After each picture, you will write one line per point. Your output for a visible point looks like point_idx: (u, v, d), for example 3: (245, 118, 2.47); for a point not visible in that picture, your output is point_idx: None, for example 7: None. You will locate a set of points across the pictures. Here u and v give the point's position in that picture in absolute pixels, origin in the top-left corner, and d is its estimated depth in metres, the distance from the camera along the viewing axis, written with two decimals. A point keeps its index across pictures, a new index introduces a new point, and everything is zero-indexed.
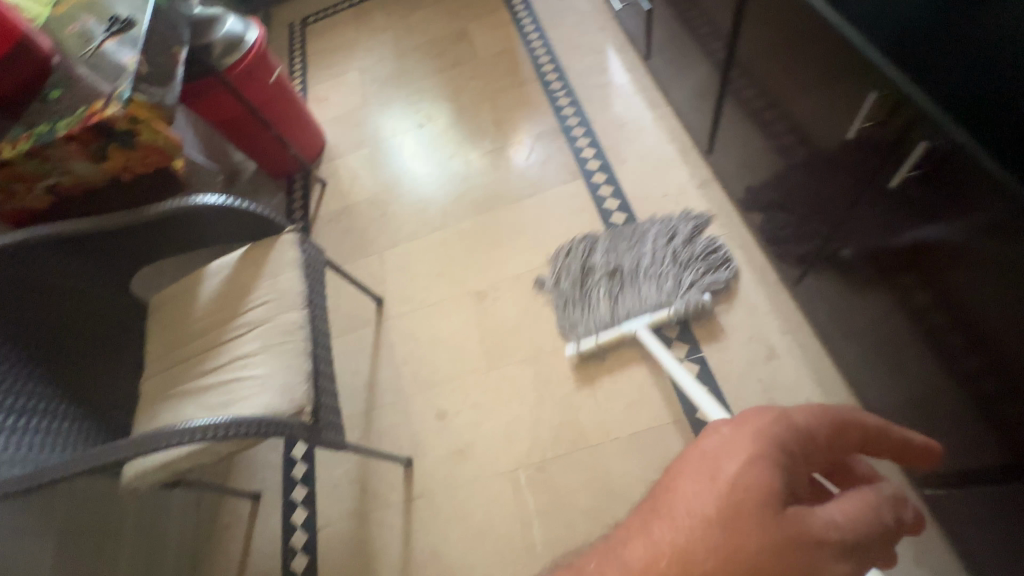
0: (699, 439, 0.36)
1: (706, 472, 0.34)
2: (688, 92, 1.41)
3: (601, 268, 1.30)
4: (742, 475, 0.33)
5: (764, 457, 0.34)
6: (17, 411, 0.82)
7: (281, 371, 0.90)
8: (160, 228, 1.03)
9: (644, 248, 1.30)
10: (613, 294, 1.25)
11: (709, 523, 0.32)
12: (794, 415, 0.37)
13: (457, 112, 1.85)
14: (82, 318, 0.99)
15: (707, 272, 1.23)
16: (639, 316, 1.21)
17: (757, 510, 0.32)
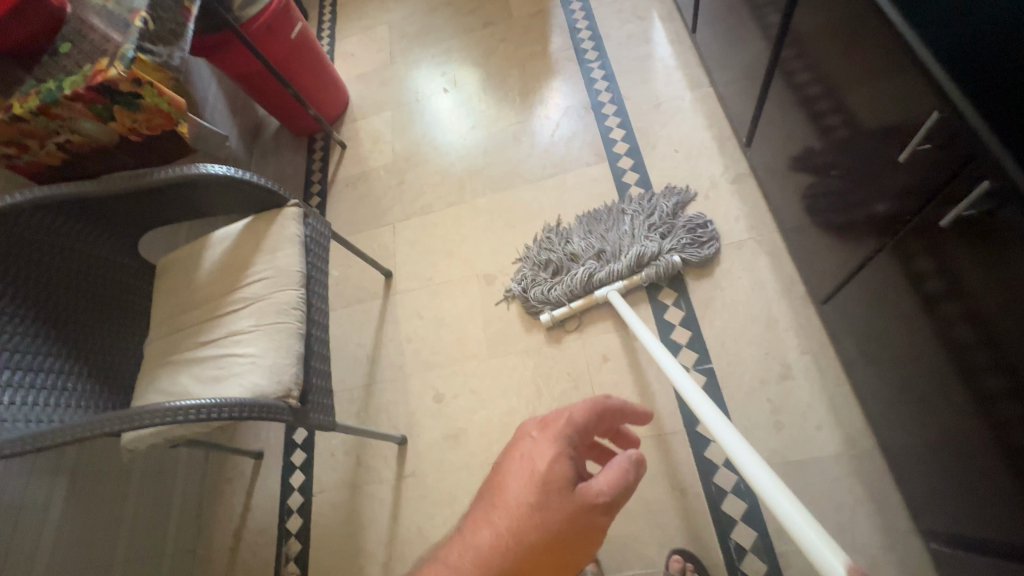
0: (522, 446, 0.62)
1: (526, 469, 0.60)
2: (733, 74, 1.28)
3: (577, 244, 1.28)
4: (544, 469, 0.59)
5: (557, 451, 0.60)
6: (27, 370, 0.85)
7: (272, 351, 0.90)
8: (165, 195, 1.01)
9: (623, 226, 1.26)
10: (590, 265, 1.23)
11: (527, 504, 0.58)
12: (574, 414, 0.62)
13: (484, 77, 1.75)
14: (87, 278, 1.00)
15: (685, 240, 1.21)
16: (613, 282, 1.20)
17: (554, 488, 0.58)
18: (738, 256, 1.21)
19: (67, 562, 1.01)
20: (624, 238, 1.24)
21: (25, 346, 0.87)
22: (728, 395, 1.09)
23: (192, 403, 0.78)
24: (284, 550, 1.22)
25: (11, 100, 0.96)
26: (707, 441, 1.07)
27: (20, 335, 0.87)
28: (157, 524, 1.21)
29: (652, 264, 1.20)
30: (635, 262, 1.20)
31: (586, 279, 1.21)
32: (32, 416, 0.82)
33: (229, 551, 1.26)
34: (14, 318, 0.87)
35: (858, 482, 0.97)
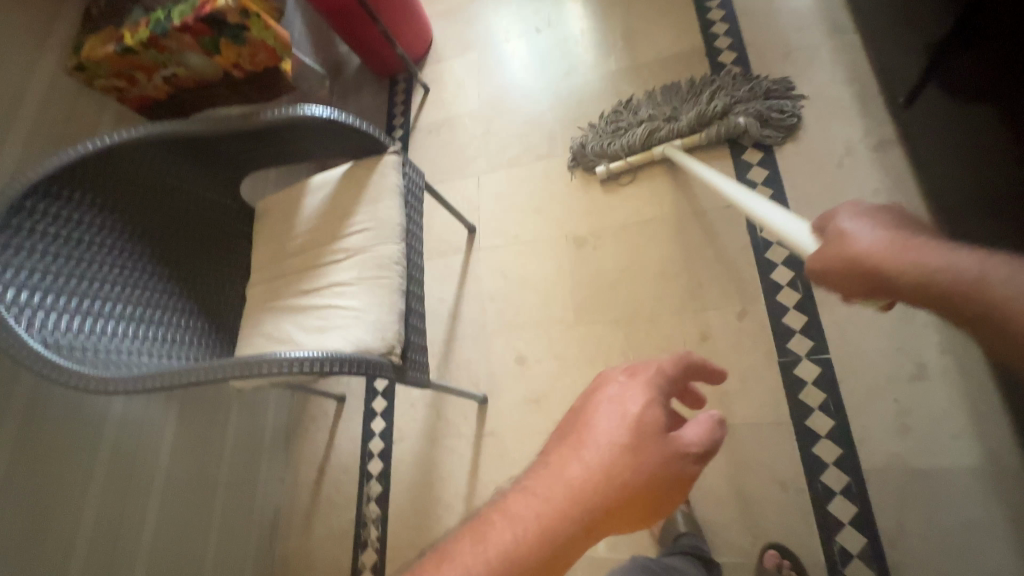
0: (605, 390, 0.46)
1: (614, 414, 0.43)
2: (894, 19, 1.07)
3: (647, 106, 1.32)
4: (639, 412, 0.43)
5: (652, 395, 0.44)
6: (146, 307, 0.89)
7: (375, 307, 0.88)
8: (269, 138, 0.99)
9: (698, 88, 1.29)
10: (654, 122, 1.27)
11: (615, 447, 0.41)
12: (665, 364, 0.47)
13: (581, 15, 1.59)
14: (194, 219, 1.01)
15: (760, 108, 1.20)
16: (672, 136, 1.25)
17: (650, 437, 0.42)
18: None
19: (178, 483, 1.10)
20: (693, 103, 1.25)
21: (140, 283, 0.90)
22: (845, 391, 1.00)
23: (301, 355, 0.78)
24: (366, 490, 1.28)
25: (122, 30, 0.95)
26: (817, 438, 0.99)
27: (136, 273, 0.90)
28: (252, 452, 1.28)
29: (716, 123, 1.22)
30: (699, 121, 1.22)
31: (645, 133, 1.26)
32: (152, 350, 0.86)
33: (314, 485, 1.33)
34: (130, 256, 0.90)
35: (997, 501, 0.87)
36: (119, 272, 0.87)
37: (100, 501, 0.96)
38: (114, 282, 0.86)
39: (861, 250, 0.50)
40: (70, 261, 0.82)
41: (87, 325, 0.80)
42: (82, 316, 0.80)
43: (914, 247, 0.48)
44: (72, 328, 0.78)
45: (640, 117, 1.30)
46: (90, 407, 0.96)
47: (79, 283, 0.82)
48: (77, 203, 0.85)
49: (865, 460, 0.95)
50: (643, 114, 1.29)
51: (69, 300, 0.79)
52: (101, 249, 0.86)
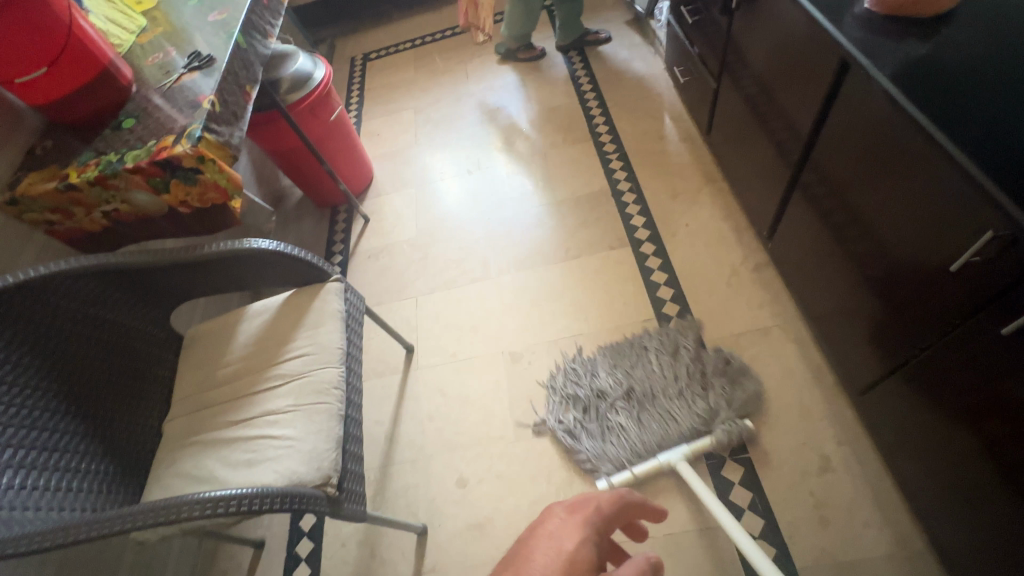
0: (549, 525, 0.57)
1: (553, 549, 0.54)
2: (748, 173, 1.38)
3: (618, 391, 1.21)
4: (575, 550, 0.54)
5: (586, 535, 0.56)
6: (38, 450, 0.79)
7: (312, 434, 0.85)
8: (210, 269, 1.00)
9: (657, 368, 1.23)
10: (639, 427, 1.15)
11: None
12: (600, 504, 0.61)
13: (507, 161, 1.85)
14: (114, 350, 0.96)
15: (738, 395, 1.15)
16: (679, 445, 1.11)
17: (582, 569, 0.52)
18: (765, 343, 1.25)
19: None
20: (668, 396, 1.17)
21: (39, 423, 0.81)
22: (768, 488, 1.07)
23: (228, 492, 0.73)
24: None
25: (68, 169, 0.98)
26: (752, 538, 1.03)
27: (33, 410, 0.81)
28: None
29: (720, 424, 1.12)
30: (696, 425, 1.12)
31: (641, 442, 1.12)
32: (42, 503, 0.75)
33: None
34: (31, 391, 0.82)
35: None
36: (14, 412, 0.79)
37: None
38: (10, 424, 0.77)
39: None
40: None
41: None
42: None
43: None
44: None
45: (621, 417, 1.17)
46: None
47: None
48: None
49: (797, 556, 1.00)
50: (621, 414, 1.18)
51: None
52: (1, 387, 0.78)
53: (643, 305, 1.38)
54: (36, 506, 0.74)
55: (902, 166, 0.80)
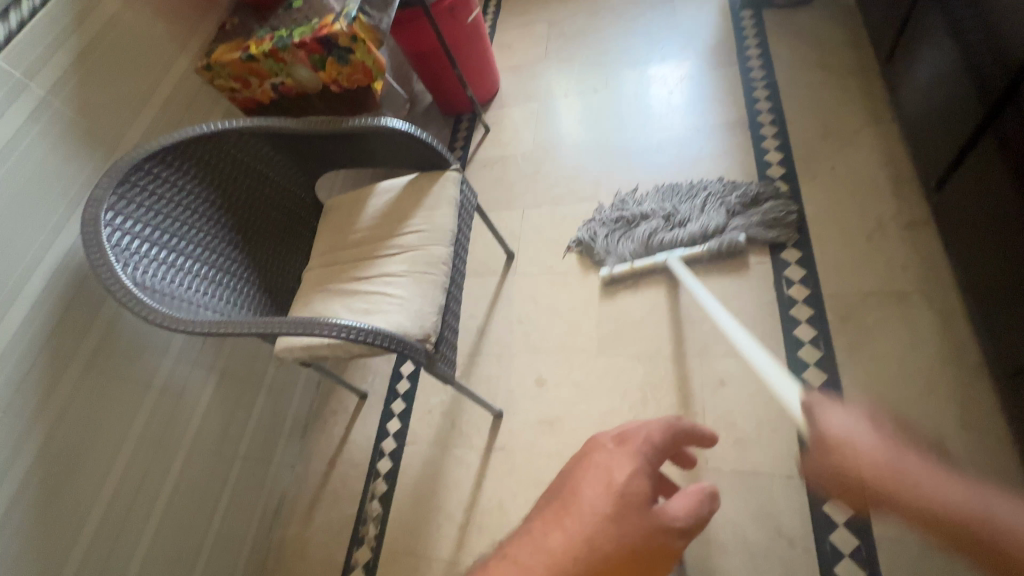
0: (596, 457, 0.58)
1: (602, 479, 0.56)
2: (927, 112, 1.16)
3: (652, 202, 1.41)
4: (627, 482, 0.55)
5: (636, 465, 0.56)
6: (215, 268, 1.00)
7: (418, 298, 0.96)
8: (350, 144, 1.11)
9: (698, 193, 1.36)
10: (655, 227, 1.34)
11: (603, 514, 0.52)
12: (649, 432, 0.61)
13: (636, 83, 1.75)
14: (273, 204, 1.13)
15: (759, 225, 1.26)
16: (674, 244, 1.30)
17: (632, 502, 0.53)
18: (897, 308, 1.11)
19: (203, 446, 1.15)
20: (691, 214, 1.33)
21: (214, 247, 1.01)
22: None
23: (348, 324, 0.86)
24: (370, 487, 1.30)
25: (249, 42, 1.13)
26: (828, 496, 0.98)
27: (214, 238, 1.02)
28: (273, 430, 1.34)
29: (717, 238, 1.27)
30: (702, 234, 1.28)
31: (648, 242, 1.32)
32: (216, 306, 0.96)
33: (322, 475, 1.36)
34: (213, 223, 1.03)
35: None
36: (199, 235, 1.00)
37: (132, 455, 1.01)
38: (194, 242, 0.98)
39: (857, 448, 0.55)
40: (160, 218, 0.95)
41: (163, 272, 0.91)
42: (161, 265, 0.92)
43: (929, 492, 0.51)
44: (151, 272, 0.89)
45: (643, 220, 1.37)
46: (142, 365, 1.04)
47: (163, 236, 0.94)
48: (181, 172, 0.98)
49: (878, 526, 0.94)
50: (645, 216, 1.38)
51: (152, 249, 0.92)
52: (189, 214, 0.99)
53: (758, 247, 1.28)
54: (211, 308, 0.95)
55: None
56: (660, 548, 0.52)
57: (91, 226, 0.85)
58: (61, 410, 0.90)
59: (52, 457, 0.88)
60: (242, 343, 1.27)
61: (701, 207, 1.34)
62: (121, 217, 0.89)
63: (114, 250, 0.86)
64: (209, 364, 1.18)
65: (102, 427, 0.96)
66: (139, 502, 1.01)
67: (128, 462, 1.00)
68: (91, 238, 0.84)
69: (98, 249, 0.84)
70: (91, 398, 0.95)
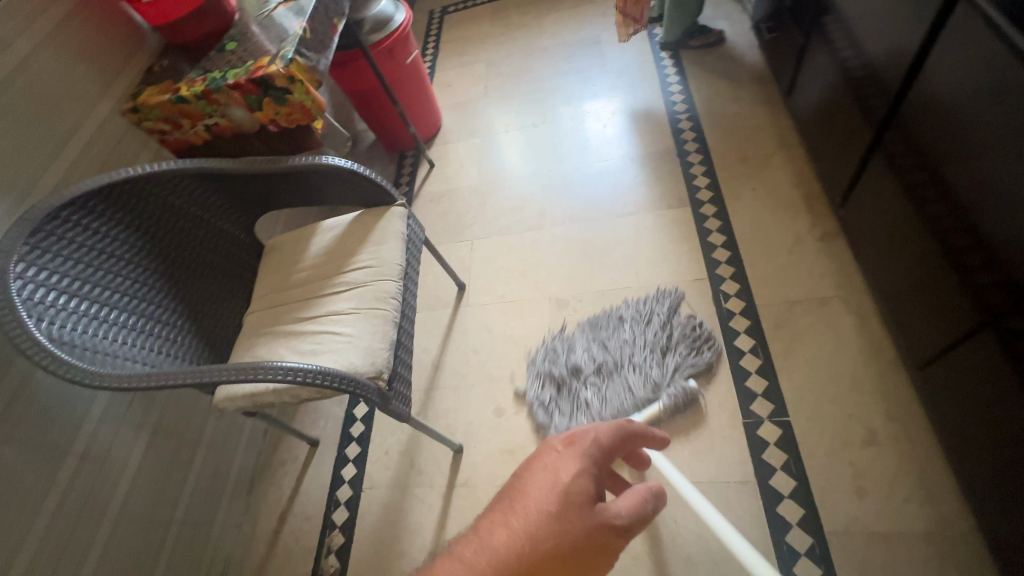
0: (544, 459, 0.60)
1: (549, 480, 0.58)
2: (827, 137, 1.30)
3: (584, 350, 1.28)
4: (570, 482, 0.57)
5: (581, 466, 0.58)
6: (143, 318, 0.94)
7: (368, 334, 0.93)
8: (291, 183, 1.10)
9: (623, 334, 1.28)
10: (596, 410, 1.20)
11: (544, 513, 0.55)
12: (596, 434, 0.62)
13: (572, 117, 1.85)
14: (208, 247, 1.09)
15: (692, 353, 1.20)
16: (627, 408, 1.17)
17: (574, 501, 0.55)
18: (821, 313, 1.20)
19: (132, 516, 1.04)
20: (628, 367, 1.22)
21: (141, 295, 0.95)
22: (805, 452, 1.05)
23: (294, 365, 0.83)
24: (326, 541, 1.22)
25: (179, 84, 1.10)
26: (781, 496, 1.02)
27: (142, 285, 0.96)
28: (214, 490, 1.23)
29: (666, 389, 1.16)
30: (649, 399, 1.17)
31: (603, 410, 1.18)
32: (145, 358, 0.89)
33: (272, 534, 1.26)
34: (141, 270, 0.97)
35: (948, 566, 0.91)
36: (125, 283, 0.93)
37: (47, 531, 0.89)
38: (117, 291, 0.92)
39: None
40: (79, 266, 0.88)
41: (82, 324, 0.84)
42: (80, 317, 0.85)
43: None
44: (68, 325, 0.82)
45: (582, 367, 1.26)
46: (60, 428, 0.94)
47: (82, 286, 0.87)
48: (103, 218, 0.93)
49: (827, 520, 0.98)
50: (585, 365, 1.26)
51: (70, 300, 0.85)
52: (112, 261, 0.93)
53: (695, 264, 1.36)
54: (139, 360, 0.88)
55: (993, 135, 0.76)
56: (599, 544, 0.54)
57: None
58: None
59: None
60: (177, 396, 1.18)
61: (637, 355, 1.23)
62: (33, 267, 0.82)
63: (25, 303, 0.78)
64: (139, 422, 1.09)
65: (11, 502, 0.85)
66: None
67: (43, 540, 0.88)
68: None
69: (5, 303, 0.76)
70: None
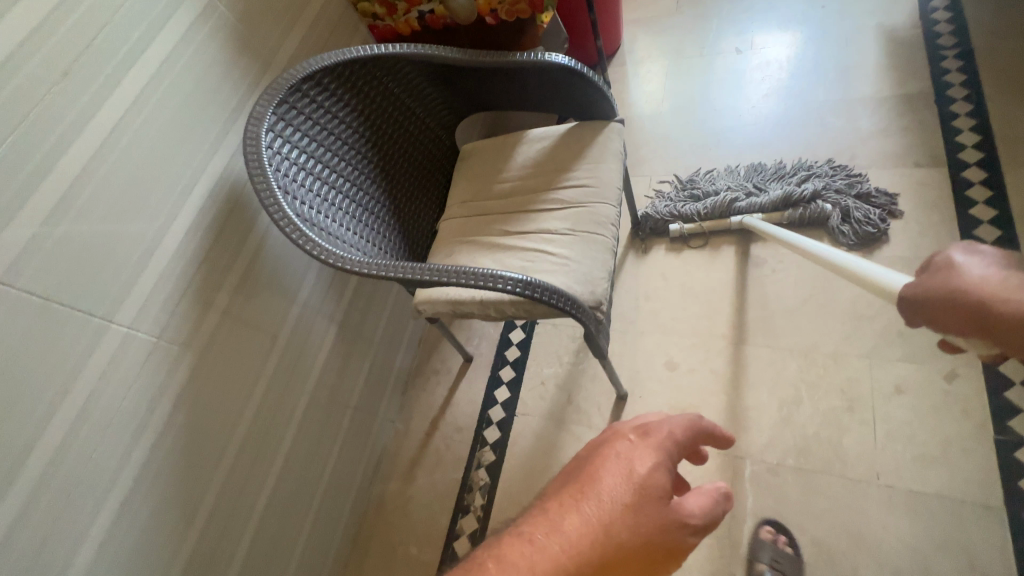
0: (613, 447, 0.49)
1: (621, 472, 0.47)
2: None
3: (726, 178, 1.36)
4: (648, 474, 0.46)
5: (661, 458, 0.47)
6: (362, 207, 0.92)
7: (587, 259, 0.85)
8: (506, 82, 0.99)
9: (779, 165, 1.33)
10: (734, 192, 1.30)
11: (620, 505, 0.45)
12: (670, 421, 0.50)
13: (789, 43, 1.54)
14: (416, 143, 1.04)
15: (853, 199, 1.20)
16: (753, 209, 1.26)
17: (651, 497, 0.45)
18: None
19: (322, 393, 1.11)
20: (772, 182, 1.30)
21: (360, 184, 0.93)
22: None
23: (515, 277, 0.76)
24: (477, 455, 1.25)
25: None
26: None
27: (362, 173, 0.94)
28: (380, 384, 1.29)
29: (800, 206, 1.23)
30: (783, 201, 1.23)
31: (725, 203, 1.28)
32: (364, 247, 0.88)
33: (423, 435, 1.31)
34: (361, 156, 0.94)
35: None
36: (349, 169, 0.92)
37: (263, 395, 0.97)
38: (342, 176, 0.90)
39: None
40: (313, 145, 0.87)
41: (315, 206, 0.84)
42: (314, 197, 0.84)
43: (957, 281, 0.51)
44: (307, 204, 0.82)
45: (720, 187, 1.33)
46: (276, 307, 0.99)
47: (315, 166, 0.86)
48: (334, 97, 0.90)
49: None
50: (721, 185, 1.33)
51: (307, 178, 0.84)
52: (339, 144, 0.91)
53: (947, 240, 1.11)
54: (360, 248, 0.87)
55: None
56: (671, 540, 0.44)
57: (254, 147, 0.78)
58: (208, 339, 0.86)
59: (196, 387, 0.85)
60: (361, 291, 1.21)
61: (804, 180, 1.27)
62: (280, 141, 0.82)
63: (275, 175, 0.79)
64: (332, 310, 1.13)
65: (240, 365, 0.92)
66: (266, 445, 0.98)
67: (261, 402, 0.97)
68: (254, 160, 0.77)
69: (261, 174, 0.77)
70: (233, 331, 0.91)
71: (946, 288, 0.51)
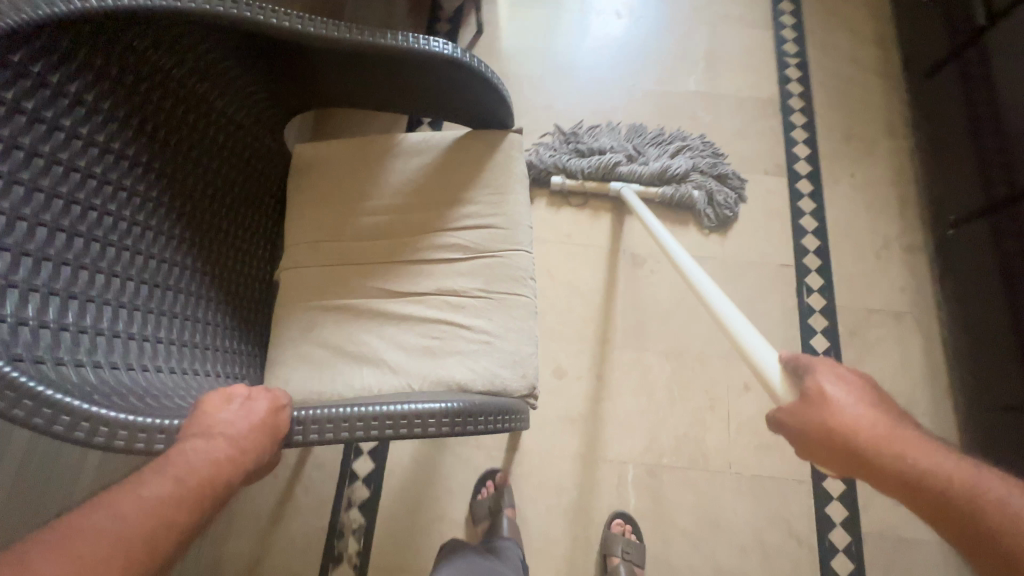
0: (246, 402, 0.54)
1: (241, 421, 0.52)
2: (959, 145, 1.18)
3: (608, 136, 1.32)
4: (283, 418, 0.56)
5: (281, 408, 0.56)
6: (144, 283, 0.61)
7: (512, 333, 0.72)
8: (356, 62, 0.72)
9: (658, 134, 1.32)
10: (616, 155, 1.26)
11: (255, 439, 0.52)
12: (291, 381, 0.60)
13: (664, 18, 1.48)
14: (219, 158, 0.72)
15: (715, 183, 1.27)
16: (632, 177, 1.25)
17: (272, 436, 0.54)
18: (893, 327, 1.20)
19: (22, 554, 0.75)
20: (650, 151, 1.29)
21: (130, 241, 0.60)
22: None
23: (441, 410, 0.60)
24: (346, 492, 1.05)
25: None
26: (830, 498, 1.07)
27: (136, 225, 0.61)
28: None
29: (673, 184, 1.25)
30: (658, 175, 1.25)
31: (607, 165, 1.24)
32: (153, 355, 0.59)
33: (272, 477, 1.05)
34: (128, 198, 0.60)
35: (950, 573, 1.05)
36: (111, 224, 0.58)
37: None
38: (92, 239, 0.55)
39: None
40: (36, 195, 0.50)
41: (51, 315, 0.50)
42: (54, 300, 0.51)
43: (912, 447, 0.49)
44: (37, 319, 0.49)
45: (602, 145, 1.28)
46: None
47: (44, 235, 0.50)
48: (57, 94, 0.52)
49: (866, 526, 1.05)
50: (603, 144, 1.28)
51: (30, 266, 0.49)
52: (88, 182, 0.55)
53: (783, 248, 1.26)
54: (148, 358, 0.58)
55: None
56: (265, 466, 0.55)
57: None
58: None
59: None
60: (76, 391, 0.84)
61: (679, 150, 1.30)
62: None
63: None
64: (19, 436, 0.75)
65: None
66: None
67: None
68: None
69: None
70: None
71: (913, 463, 0.48)
